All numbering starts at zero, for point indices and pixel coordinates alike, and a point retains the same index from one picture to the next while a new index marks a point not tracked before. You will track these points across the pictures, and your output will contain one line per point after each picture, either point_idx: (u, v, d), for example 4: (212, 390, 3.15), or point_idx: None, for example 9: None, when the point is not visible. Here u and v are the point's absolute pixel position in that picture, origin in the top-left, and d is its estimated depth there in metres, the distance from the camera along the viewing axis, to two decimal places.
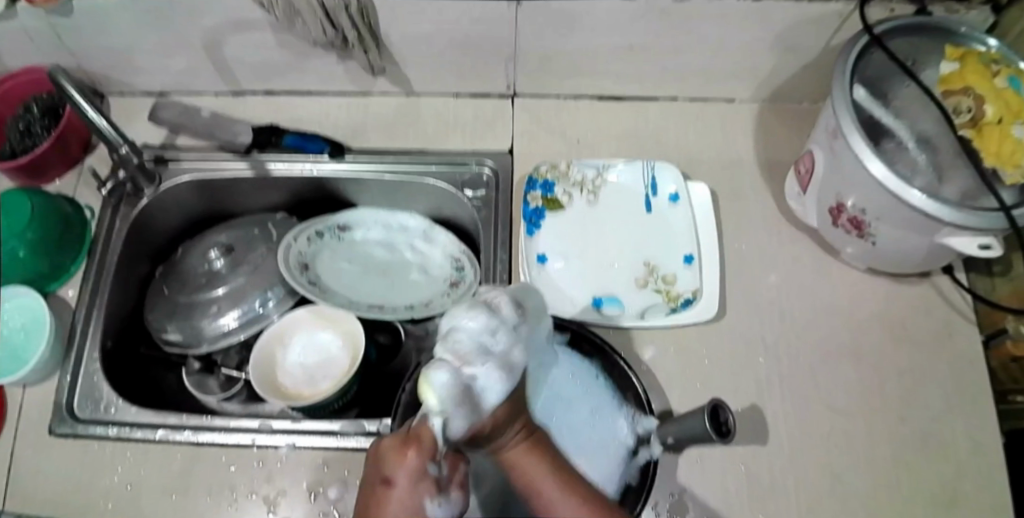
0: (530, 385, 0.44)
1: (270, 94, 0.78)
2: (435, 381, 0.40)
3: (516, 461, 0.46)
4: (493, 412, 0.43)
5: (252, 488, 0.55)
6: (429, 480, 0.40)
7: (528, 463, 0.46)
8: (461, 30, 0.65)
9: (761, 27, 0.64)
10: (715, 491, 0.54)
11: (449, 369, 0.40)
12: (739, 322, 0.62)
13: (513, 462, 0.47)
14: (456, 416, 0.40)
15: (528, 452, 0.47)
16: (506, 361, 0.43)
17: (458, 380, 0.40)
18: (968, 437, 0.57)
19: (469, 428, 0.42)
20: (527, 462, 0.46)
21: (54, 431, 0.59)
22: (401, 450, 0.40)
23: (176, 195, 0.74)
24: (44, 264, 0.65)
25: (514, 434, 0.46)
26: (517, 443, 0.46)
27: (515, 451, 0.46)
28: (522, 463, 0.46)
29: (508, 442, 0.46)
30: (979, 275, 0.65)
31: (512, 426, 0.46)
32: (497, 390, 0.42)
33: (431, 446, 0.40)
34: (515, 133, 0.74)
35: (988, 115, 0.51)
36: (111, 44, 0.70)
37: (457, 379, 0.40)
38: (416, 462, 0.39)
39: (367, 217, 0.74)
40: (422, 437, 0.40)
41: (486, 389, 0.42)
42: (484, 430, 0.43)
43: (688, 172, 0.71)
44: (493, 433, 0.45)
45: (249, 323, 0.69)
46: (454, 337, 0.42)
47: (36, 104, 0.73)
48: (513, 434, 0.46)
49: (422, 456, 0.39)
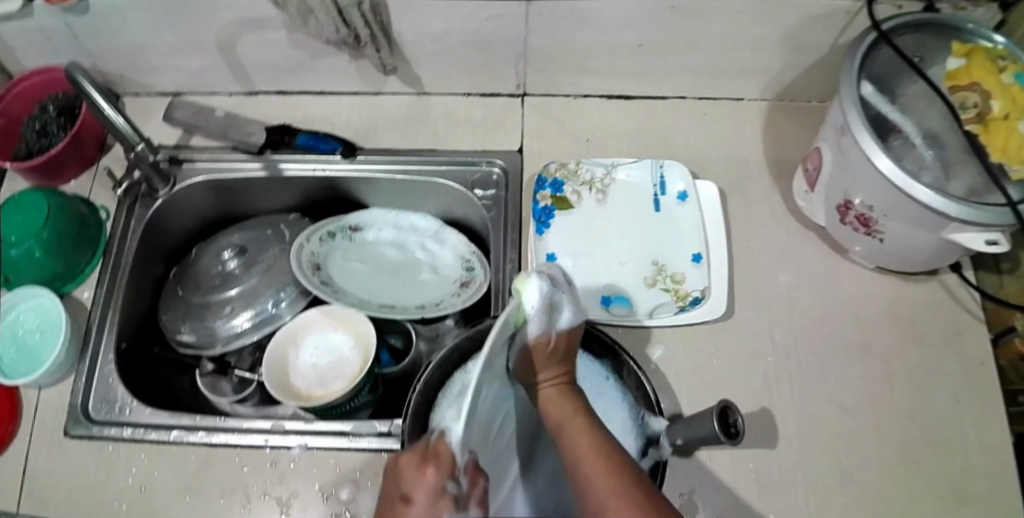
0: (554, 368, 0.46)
1: (281, 95, 0.78)
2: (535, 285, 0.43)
3: (548, 404, 0.46)
4: (564, 335, 0.45)
5: (266, 488, 0.56)
6: (448, 497, 0.40)
7: (563, 407, 0.45)
8: (471, 29, 0.66)
9: (770, 26, 0.64)
10: (723, 488, 0.54)
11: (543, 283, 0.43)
12: (748, 320, 0.63)
13: (546, 404, 0.46)
14: (536, 321, 0.44)
15: (562, 398, 0.46)
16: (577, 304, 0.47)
17: (546, 298, 0.43)
18: (975, 434, 0.57)
19: (542, 336, 0.44)
20: (563, 402, 0.45)
21: (70, 434, 0.60)
22: (420, 468, 0.40)
23: (189, 197, 0.75)
24: (59, 266, 0.66)
25: (552, 376, 0.46)
26: (550, 390, 0.46)
27: (552, 390, 0.46)
28: (559, 406, 0.45)
29: (547, 381, 0.46)
30: (987, 272, 0.65)
31: (553, 366, 0.46)
32: (569, 321, 0.45)
33: (450, 464, 0.40)
34: (525, 132, 0.74)
35: (994, 111, 0.51)
36: (124, 45, 0.71)
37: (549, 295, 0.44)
38: (434, 481, 0.39)
39: (379, 218, 0.76)
40: (440, 454, 0.40)
41: (562, 315, 0.45)
42: (546, 348, 0.45)
43: (697, 170, 0.72)
44: (545, 359, 0.45)
45: (261, 323, 0.70)
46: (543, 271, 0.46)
47: (52, 105, 0.73)
48: (550, 380, 0.46)
49: (441, 476, 0.39)
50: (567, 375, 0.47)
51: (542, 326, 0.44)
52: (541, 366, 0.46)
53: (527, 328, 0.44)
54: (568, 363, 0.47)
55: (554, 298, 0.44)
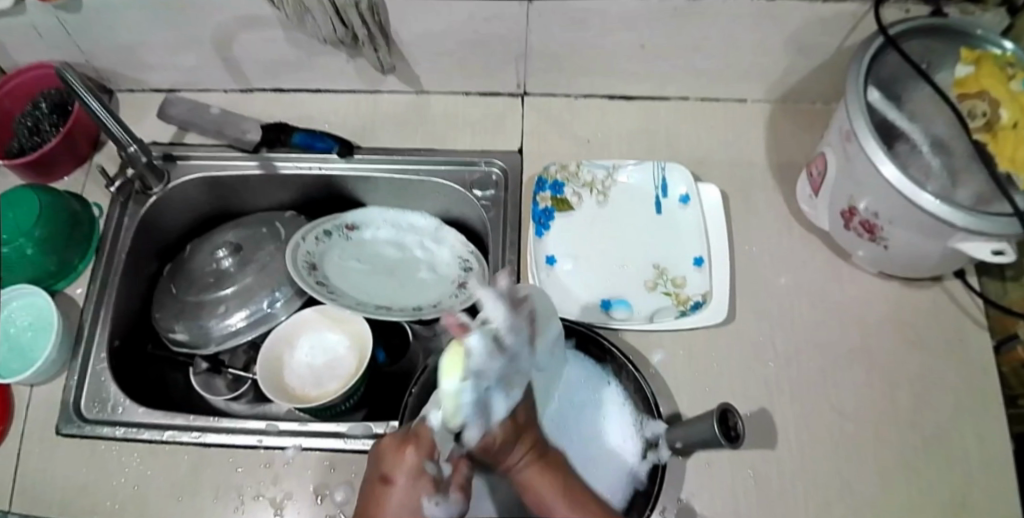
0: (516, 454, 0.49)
1: (278, 92, 0.77)
2: (461, 391, 0.40)
3: (527, 484, 0.50)
4: (501, 426, 0.46)
5: (259, 490, 0.55)
6: (428, 478, 0.44)
7: (543, 486, 0.49)
8: (470, 28, 0.65)
9: (775, 28, 0.63)
10: (724, 493, 0.53)
11: (471, 383, 0.40)
12: (749, 325, 0.62)
13: (526, 482, 0.50)
14: (473, 426, 0.44)
15: (539, 476, 0.49)
16: (512, 379, 0.44)
17: (477, 402, 0.43)
18: (978, 443, 0.56)
19: (486, 435, 0.46)
20: (542, 486, 0.49)
21: (62, 432, 0.59)
22: (400, 450, 0.44)
23: (184, 193, 0.74)
24: (52, 262, 0.65)
25: (522, 456, 0.49)
26: (525, 467, 0.49)
27: (528, 474, 0.50)
28: (538, 489, 0.50)
29: (517, 465, 0.49)
30: (991, 279, 0.64)
31: (517, 450, 0.49)
32: (503, 404, 0.45)
33: (430, 446, 0.44)
34: (525, 132, 0.73)
35: (1003, 119, 0.51)
36: (118, 41, 0.70)
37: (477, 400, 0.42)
38: (414, 461, 0.43)
39: (376, 217, 0.74)
40: (420, 436, 0.44)
41: (494, 407, 0.44)
42: (491, 447, 0.47)
43: (699, 173, 0.71)
44: (497, 453, 0.48)
45: (257, 322, 0.69)
46: (488, 326, 0.40)
47: (44, 101, 0.72)
48: (519, 457, 0.49)
49: (421, 455, 0.44)
50: (533, 447, 0.50)
51: (481, 427, 0.45)
52: (512, 446, 0.48)
53: (466, 433, 0.45)
54: (530, 436, 0.49)
55: (491, 387, 0.42)
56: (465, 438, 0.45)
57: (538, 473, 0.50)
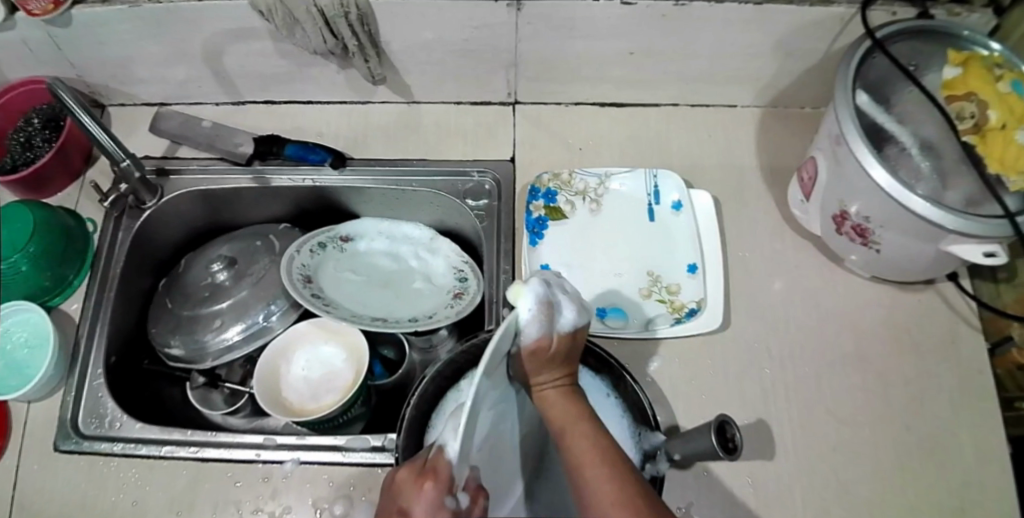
0: (554, 375, 0.46)
1: (270, 104, 0.77)
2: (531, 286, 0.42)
3: (549, 409, 0.46)
4: (564, 337, 0.44)
5: (258, 504, 0.55)
6: (448, 511, 0.42)
7: (568, 411, 0.45)
8: (462, 38, 0.65)
9: (765, 33, 0.64)
10: (720, 499, 0.54)
11: (541, 283, 0.43)
12: (743, 331, 0.62)
13: (547, 405, 0.46)
14: (540, 325, 0.42)
15: (563, 399, 0.46)
16: (580, 297, 0.45)
17: (545, 298, 0.42)
18: (972, 445, 0.56)
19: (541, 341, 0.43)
20: (567, 407, 0.45)
21: (59, 448, 0.59)
22: (417, 482, 0.41)
23: (177, 208, 0.74)
24: (47, 279, 0.65)
25: (556, 377, 0.46)
26: (554, 390, 0.46)
27: (552, 394, 0.46)
28: (556, 412, 0.45)
29: (547, 383, 0.46)
30: (984, 280, 0.65)
31: (558, 368, 0.46)
32: (569, 324, 0.44)
33: (448, 481, 0.40)
34: (517, 140, 0.73)
35: (991, 121, 0.51)
36: (109, 55, 0.70)
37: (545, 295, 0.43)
38: (433, 494, 0.40)
39: (370, 229, 0.75)
40: (438, 469, 0.40)
41: (562, 313, 0.43)
42: (544, 354, 0.43)
43: (691, 178, 0.71)
44: (544, 363, 0.44)
45: (252, 336, 0.69)
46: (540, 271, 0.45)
47: (37, 117, 0.72)
48: (553, 379, 0.46)
49: (440, 490, 0.40)
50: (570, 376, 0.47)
51: (543, 329, 0.42)
52: (543, 368, 0.45)
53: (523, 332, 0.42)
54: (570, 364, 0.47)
55: (551, 296, 0.43)
56: (523, 337, 0.42)
57: (564, 401, 0.46)
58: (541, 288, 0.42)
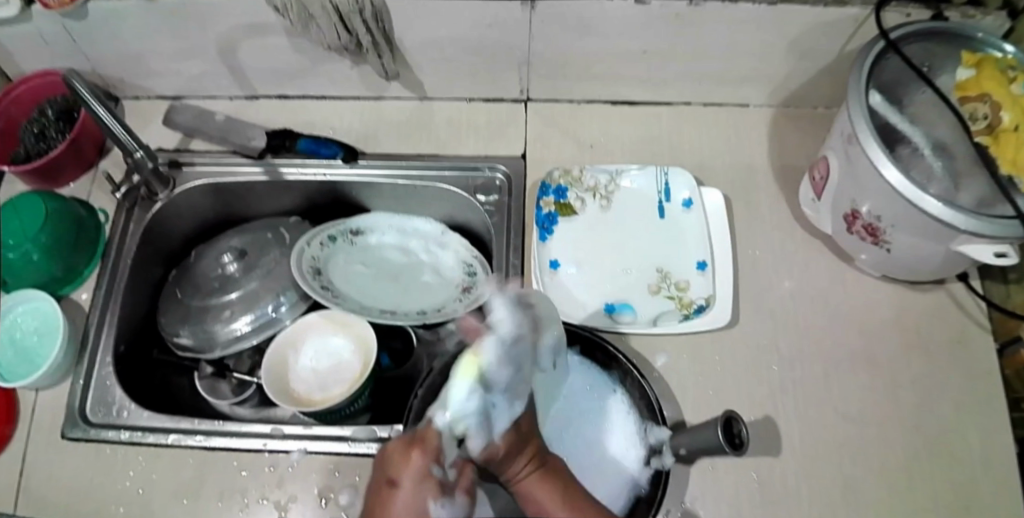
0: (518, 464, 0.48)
1: (283, 99, 0.78)
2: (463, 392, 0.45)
3: (528, 493, 0.49)
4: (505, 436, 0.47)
5: (264, 493, 0.55)
6: (433, 481, 0.45)
7: (542, 494, 0.48)
8: (475, 35, 0.65)
9: (776, 33, 0.64)
10: (729, 497, 0.53)
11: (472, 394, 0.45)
12: (753, 330, 0.62)
13: (524, 494, 0.49)
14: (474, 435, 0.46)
15: (539, 485, 0.49)
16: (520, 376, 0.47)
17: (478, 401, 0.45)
18: (983, 446, 0.56)
19: (487, 447, 0.47)
20: (542, 492, 0.48)
21: (66, 435, 0.59)
22: (406, 453, 0.45)
23: (189, 200, 0.75)
24: (58, 267, 0.66)
25: (523, 468, 0.49)
26: (527, 475, 0.49)
27: (527, 480, 0.49)
28: (536, 495, 0.49)
29: (520, 474, 0.49)
30: (994, 282, 0.64)
31: (519, 459, 0.48)
32: (505, 417, 0.47)
33: (435, 448, 0.45)
34: (528, 137, 0.74)
35: (1004, 122, 0.50)
36: (125, 48, 0.70)
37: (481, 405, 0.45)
38: (420, 465, 0.44)
39: (381, 222, 0.75)
40: (426, 439, 0.45)
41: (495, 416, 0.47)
42: (498, 453, 0.47)
43: (702, 177, 0.71)
44: (504, 459, 0.48)
45: (261, 327, 0.69)
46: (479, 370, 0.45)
47: (50, 109, 0.73)
48: (521, 468, 0.49)
49: (427, 458, 0.44)
50: (536, 458, 0.49)
51: (482, 436, 0.47)
52: (512, 460, 0.48)
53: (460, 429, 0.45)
54: (532, 446, 0.49)
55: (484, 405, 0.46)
56: (469, 444, 0.47)
57: (539, 477, 0.49)
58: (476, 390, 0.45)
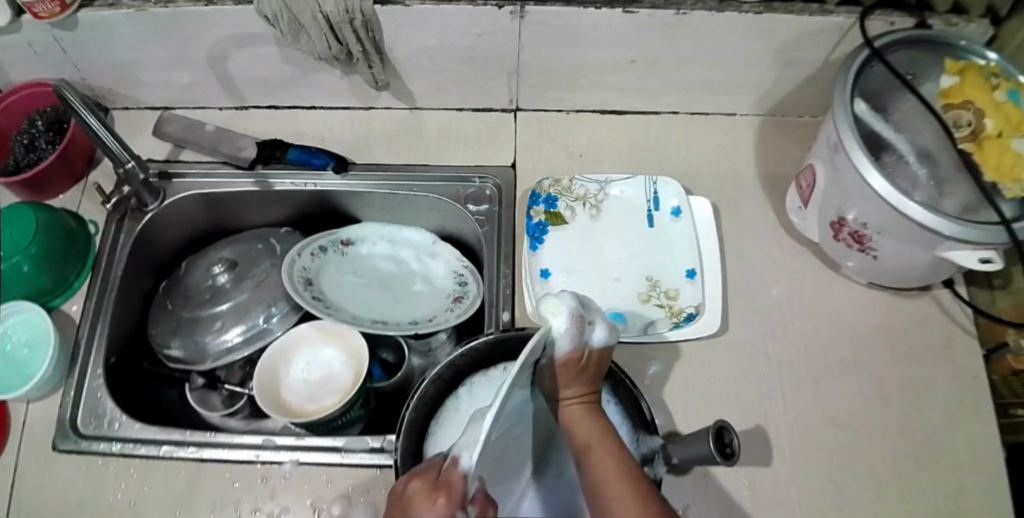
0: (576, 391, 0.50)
1: (274, 109, 0.78)
2: (563, 305, 0.48)
3: (573, 423, 0.49)
4: (596, 351, 0.49)
5: (256, 505, 0.55)
6: None
7: (588, 423, 0.49)
8: (464, 45, 0.66)
9: (762, 42, 0.65)
10: (717, 506, 0.54)
11: (571, 306, 0.48)
12: (742, 336, 0.62)
13: (570, 423, 0.50)
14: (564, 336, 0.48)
15: (584, 415, 0.49)
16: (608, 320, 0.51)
17: (578, 316, 0.48)
18: (969, 450, 0.57)
19: (572, 354, 0.48)
20: (587, 420, 0.49)
21: (57, 448, 0.59)
22: (430, 498, 0.39)
23: (179, 210, 0.74)
24: (47, 278, 0.65)
25: (576, 391, 0.50)
26: (578, 405, 0.50)
27: (576, 409, 0.50)
28: (580, 426, 0.49)
29: (574, 398, 0.50)
30: (980, 287, 0.65)
31: (580, 385, 0.50)
32: (600, 339, 0.49)
33: (460, 498, 0.38)
34: (518, 146, 0.74)
35: (988, 128, 0.52)
36: (115, 58, 0.70)
37: (576, 315, 0.48)
38: (444, 512, 0.38)
39: (372, 233, 0.75)
40: (452, 484, 0.38)
41: (594, 333, 0.49)
42: (571, 369, 0.48)
43: (690, 185, 0.72)
44: (571, 376, 0.49)
45: (252, 338, 0.69)
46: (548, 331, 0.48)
47: (41, 119, 0.73)
48: (577, 394, 0.50)
49: (452, 507, 0.38)
50: (592, 395, 0.51)
51: (572, 345, 0.48)
52: (569, 381, 0.49)
53: (556, 345, 0.48)
54: (592, 385, 0.51)
55: (584, 316, 0.49)
56: (555, 350, 0.48)
57: (588, 412, 0.50)
58: (569, 309, 0.48)
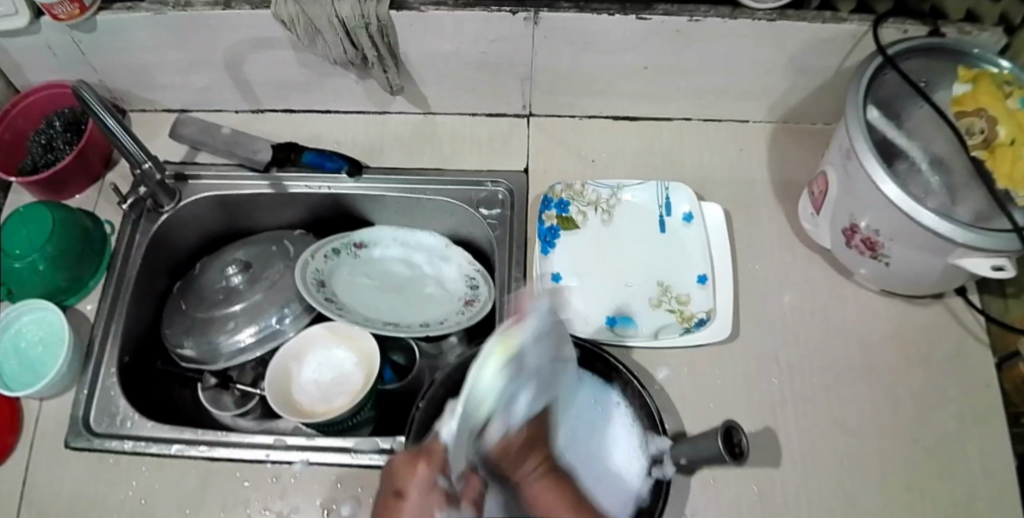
0: (528, 466, 0.48)
1: (288, 112, 0.79)
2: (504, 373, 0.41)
3: (536, 497, 0.48)
4: (518, 427, 0.46)
5: (266, 503, 0.55)
6: (439, 492, 0.43)
7: (551, 499, 0.48)
8: (478, 50, 0.66)
9: (775, 49, 0.65)
10: (727, 512, 0.54)
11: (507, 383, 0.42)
12: (753, 342, 0.62)
13: (535, 497, 0.48)
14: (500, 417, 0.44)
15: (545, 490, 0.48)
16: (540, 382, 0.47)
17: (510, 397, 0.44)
18: (981, 459, 0.57)
19: (504, 437, 0.45)
20: (547, 495, 0.48)
21: (70, 445, 0.60)
22: (412, 464, 0.44)
23: (194, 210, 0.75)
24: (63, 278, 0.66)
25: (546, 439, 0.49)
26: (535, 479, 0.48)
27: (535, 483, 0.48)
28: (543, 500, 0.48)
29: (528, 474, 0.48)
30: (992, 296, 0.65)
31: (531, 459, 0.48)
32: (527, 410, 0.46)
33: (440, 460, 0.42)
34: (530, 151, 0.74)
35: (1000, 136, 0.51)
36: (132, 60, 0.71)
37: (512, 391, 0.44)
38: (425, 474, 0.43)
39: (386, 236, 0.75)
40: (432, 451, 0.43)
41: (521, 407, 0.45)
42: (510, 450, 0.46)
43: (702, 190, 0.72)
44: (517, 457, 0.47)
45: (265, 339, 0.70)
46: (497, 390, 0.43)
47: (59, 120, 0.74)
48: (531, 469, 0.48)
49: (430, 469, 0.43)
50: (546, 459, 0.50)
51: (504, 426, 0.45)
52: (523, 458, 0.48)
53: (488, 432, 0.45)
54: (541, 450, 0.49)
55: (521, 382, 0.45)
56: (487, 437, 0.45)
57: (547, 484, 0.48)
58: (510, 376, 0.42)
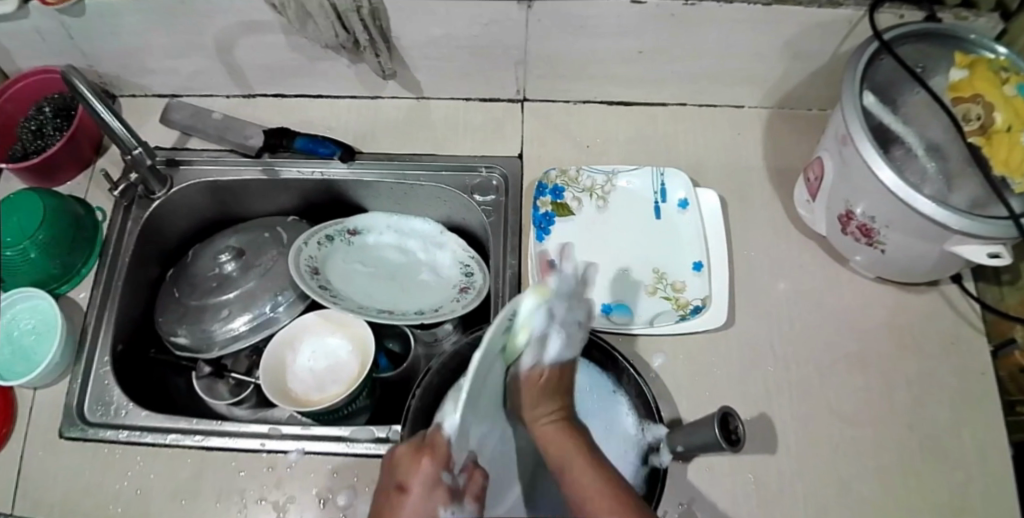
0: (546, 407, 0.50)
1: (280, 97, 0.78)
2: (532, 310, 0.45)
3: (549, 442, 0.50)
4: (552, 366, 0.49)
5: (262, 493, 0.55)
6: (444, 487, 0.44)
7: (568, 447, 0.49)
8: (471, 34, 0.65)
9: (772, 34, 0.64)
10: (722, 497, 0.54)
11: (539, 320, 0.46)
12: (747, 329, 0.62)
13: (548, 437, 0.50)
14: (530, 352, 0.48)
15: (559, 434, 0.49)
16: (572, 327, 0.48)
17: (539, 330, 0.47)
18: (974, 445, 0.57)
19: (534, 368, 0.49)
20: (561, 437, 0.49)
21: (66, 435, 0.59)
22: (416, 458, 0.44)
23: (186, 198, 0.75)
24: (56, 265, 0.66)
25: (552, 411, 0.50)
26: (551, 422, 0.50)
27: (551, 427, 0.50)
28: (556, 443, 0.49)
29: (545, 417, 0.50)
30: (987, 283, 0.65)
31: (550, 403, 0.50)
32: (559, 351, 0.49)
33: (445, 455, 0.44)
34: (524, 137, 0.74)
35: (997, 122, 0.51)
36: (122, 46, 0.70)
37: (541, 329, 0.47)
38: (431, 468, 0.43)
39: (379, 222, 0.75)
40: (437, 445, 0.44)
41: (550, 348, 0.48)
42: (539, 382, 0.49)
43: (697, 177, 0.71)
44: (537, 395, 0.50)
45: (259, 327, 0.70)
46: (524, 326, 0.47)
47: (48, 106, 0.73)
48: (548, 412, 0.50)
49: (437, 464, 0.43)
50: (565, 409, 0.51)
51: (534, 358, 0.49)
52: (539, 402, 0.50)
53: (521, 361, 0.49)
54: (564, 398, 0.51)
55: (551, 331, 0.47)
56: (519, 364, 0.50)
57: (563, 440, 0.49)
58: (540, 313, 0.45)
